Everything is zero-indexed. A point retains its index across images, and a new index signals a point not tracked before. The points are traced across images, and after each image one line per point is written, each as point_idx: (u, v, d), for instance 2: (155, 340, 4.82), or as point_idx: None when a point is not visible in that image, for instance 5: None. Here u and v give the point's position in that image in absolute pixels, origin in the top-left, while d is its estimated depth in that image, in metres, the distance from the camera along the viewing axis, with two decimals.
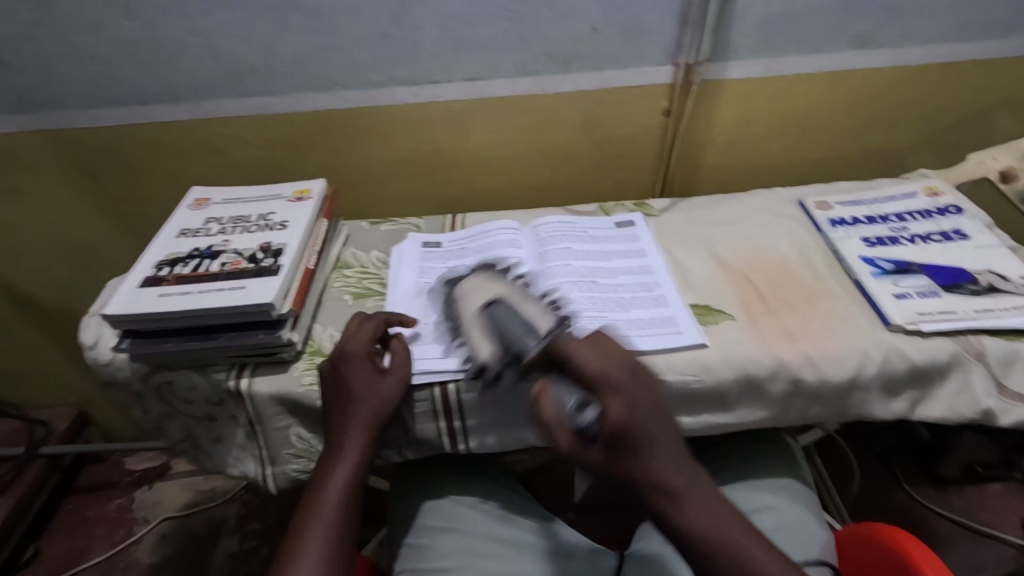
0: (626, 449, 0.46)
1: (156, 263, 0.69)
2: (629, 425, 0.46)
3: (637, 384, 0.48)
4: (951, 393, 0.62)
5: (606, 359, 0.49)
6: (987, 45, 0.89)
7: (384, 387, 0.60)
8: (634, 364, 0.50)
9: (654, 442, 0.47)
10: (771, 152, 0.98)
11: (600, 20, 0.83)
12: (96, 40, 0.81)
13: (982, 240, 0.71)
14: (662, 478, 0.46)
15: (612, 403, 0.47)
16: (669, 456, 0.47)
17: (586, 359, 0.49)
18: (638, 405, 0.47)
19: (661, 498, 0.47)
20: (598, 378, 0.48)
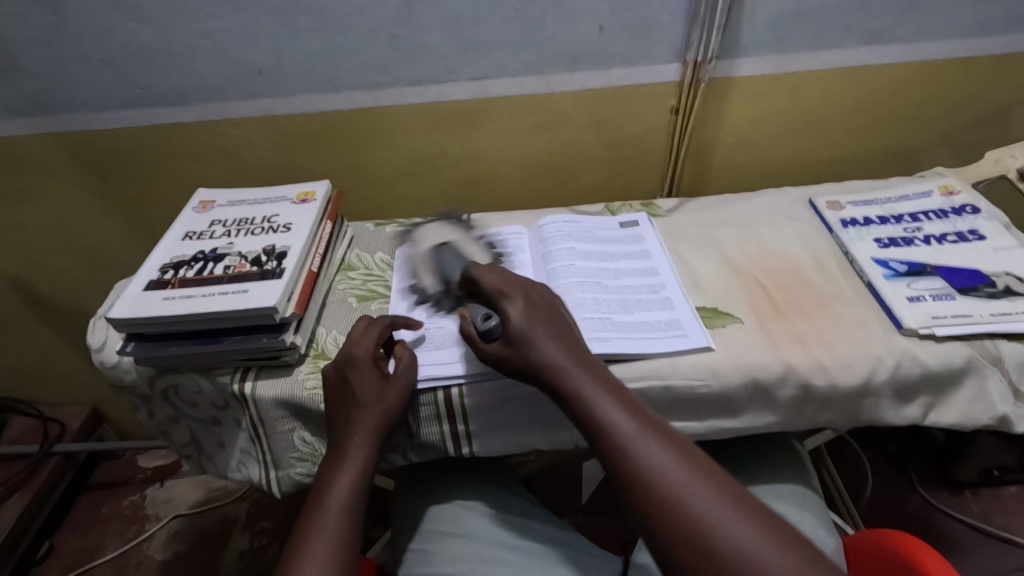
0: (518, 333, 0.54)
1: (161, 266, 0.69)
2: (524, 318, 0.55)
3: (533, 297, 0.58)
4: (967, 399, 0.60)
5: (504, 279, 0.59)
6: (1006, 39, 0.87)
7: (389, 394, 0.59)
8: (538, 308, 0.57)
9: (542, 333, 0.54)
10: (781, 150, 0.96)
11: (607, 18, 0.82)
12: (104, 43, 0.82)
13: (999, 240, 0.69)
14: (550, 359, 0.53)
15: (508, 304, 0.56)
16: (562, 345, 0.54)
17: (489, 281, 0.60)
18: (535, 314, 0.56)
19: (551, 375, 0.52)
20: (496, 291, 0.58)
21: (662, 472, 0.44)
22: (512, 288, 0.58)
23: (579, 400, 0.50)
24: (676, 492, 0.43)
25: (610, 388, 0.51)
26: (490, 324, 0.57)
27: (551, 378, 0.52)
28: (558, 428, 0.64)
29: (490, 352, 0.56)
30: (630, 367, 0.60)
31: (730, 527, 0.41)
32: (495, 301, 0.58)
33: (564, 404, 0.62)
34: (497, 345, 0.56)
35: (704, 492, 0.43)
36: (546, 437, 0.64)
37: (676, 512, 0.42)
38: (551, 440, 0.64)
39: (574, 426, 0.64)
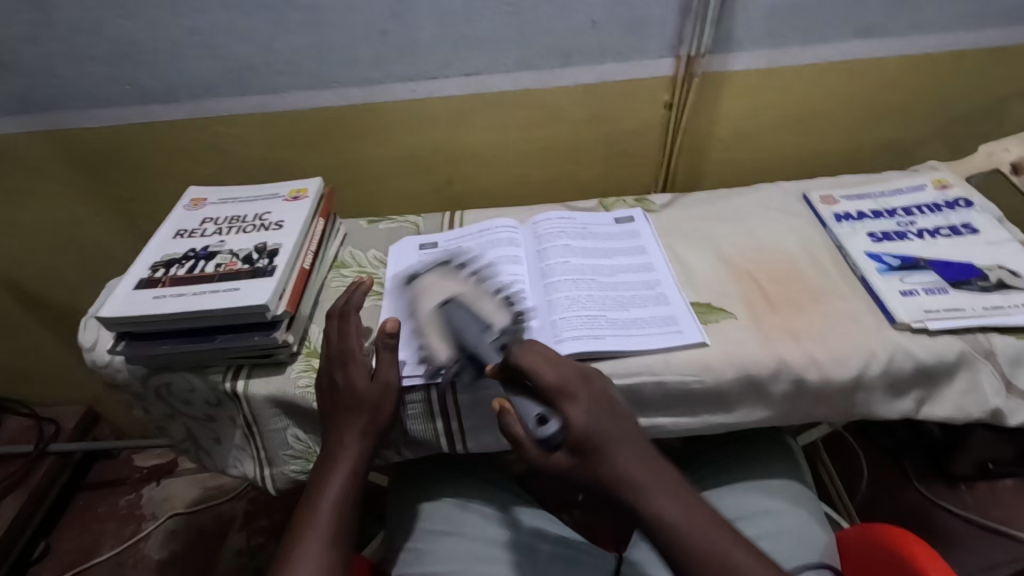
0: (592, 444, 0.48)
1: (153, 265, 0.69)
2: (591, 425, 0.49)
3: (590, 391, 0.51)
4: (959, 392, 0.60)
5: (558, 370, 0.52)
6: (1000, 32, 0.86)
7: (373, 392, 0.59)
8: (595, 402, 0.50)
9: (616, 440, 0.49)
10: (776, 144, 0.96)
11: (600, 12, 0.81)
12: (93, 41, 0.81)
13: (993, 234, 0.69)
14: (632, 475, 0.48)
15: (570, 407, 0.50)
16: (638, 459, 0.49)
17: (543, 372, 0.51)
18: (597, 416, 0.50)
19: (629, 496, 0.48)
20: (555, 385, 0.51)
21: None
22: (576, 387, 0.51)
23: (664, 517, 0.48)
24: None
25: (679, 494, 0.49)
26: (550, 430, 0.49)
27: (629, 494, 0.48)
28: None
29: (547, 463, 0.49)
30: (624, 362, 0.60)
31: None
32: (555, 397, 0.51)
33: None
34: (560, 455, 0.49)
35: None
36: None
37: None
38: None
39: None
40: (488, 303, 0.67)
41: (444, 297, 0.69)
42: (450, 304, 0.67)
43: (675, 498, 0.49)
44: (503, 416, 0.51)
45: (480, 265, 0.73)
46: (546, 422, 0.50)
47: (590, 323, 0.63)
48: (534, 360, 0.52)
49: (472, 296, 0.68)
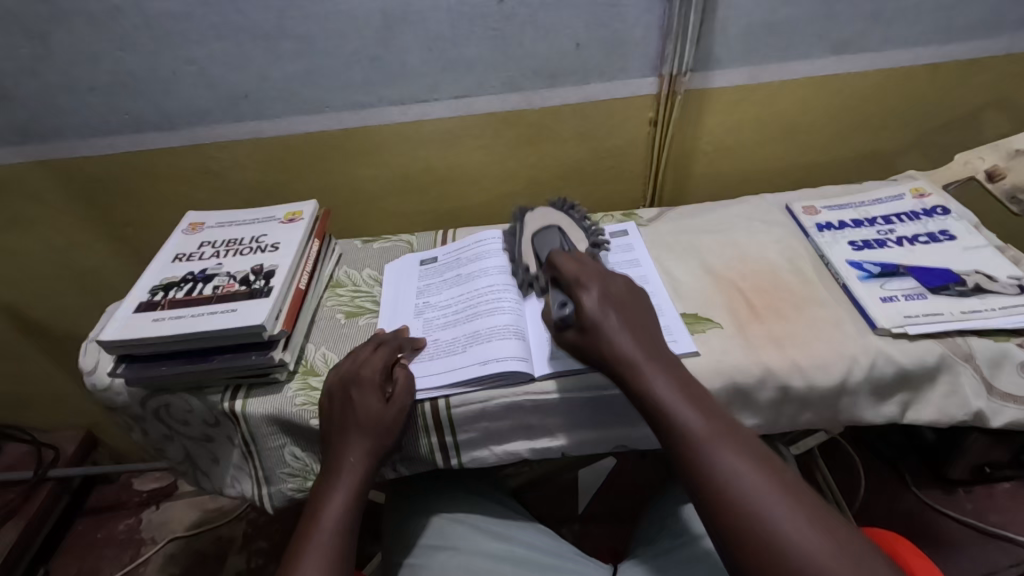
0: (635, 379, 0.54)
1: (151, 288, 0.71)
2: (599, 307, 0.58)
3: (604, 283, 0.60)
4: (941, 395, 0.61)
5: (580, 266, 0.61)
6: (972, 45, 0.89)
7: (387, 416, 0.60)
8: (609, 282, 0.61)
9: (624, 322, 0.57)
10: (760, 157, 0.98)
11: (583, 34, 0.84)
12: (93, 73, 0.84)
13: (969, 240, 0.71)
14: (623, 347, 0.55)
15: (585, 294, 0.58)
16: (644, 341, 0.56)
17: (568, 267, 0.61)
18: (608, 303, 0.58)
19: (629, 373, 0.54)
20: (576, 285, 0.60)
21: (737, 475, 0.46)
22: (590, 278, 0.60)
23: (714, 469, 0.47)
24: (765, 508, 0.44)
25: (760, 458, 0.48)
26: (567, 313, 0.59)
27: (629, 370, 0.54)
28: (545, 436, 0.65)
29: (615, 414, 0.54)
30: None
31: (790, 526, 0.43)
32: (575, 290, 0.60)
33: (551, 414, 0.63)
34: (570, 333, 0.59)
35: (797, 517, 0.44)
36: (533, 445, 0.65)
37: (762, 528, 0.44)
38: (539, 449, 0.65)
39: (560, 433, 0.65)
40: (577, 232, 0.75)
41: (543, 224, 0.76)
42: (546, 231, 0.74)
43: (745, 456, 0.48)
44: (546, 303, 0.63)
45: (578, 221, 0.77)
46: (565, 306, 0.60)
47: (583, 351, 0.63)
48: (563, 258, 0.62)
49: (523, 251, 0.74)
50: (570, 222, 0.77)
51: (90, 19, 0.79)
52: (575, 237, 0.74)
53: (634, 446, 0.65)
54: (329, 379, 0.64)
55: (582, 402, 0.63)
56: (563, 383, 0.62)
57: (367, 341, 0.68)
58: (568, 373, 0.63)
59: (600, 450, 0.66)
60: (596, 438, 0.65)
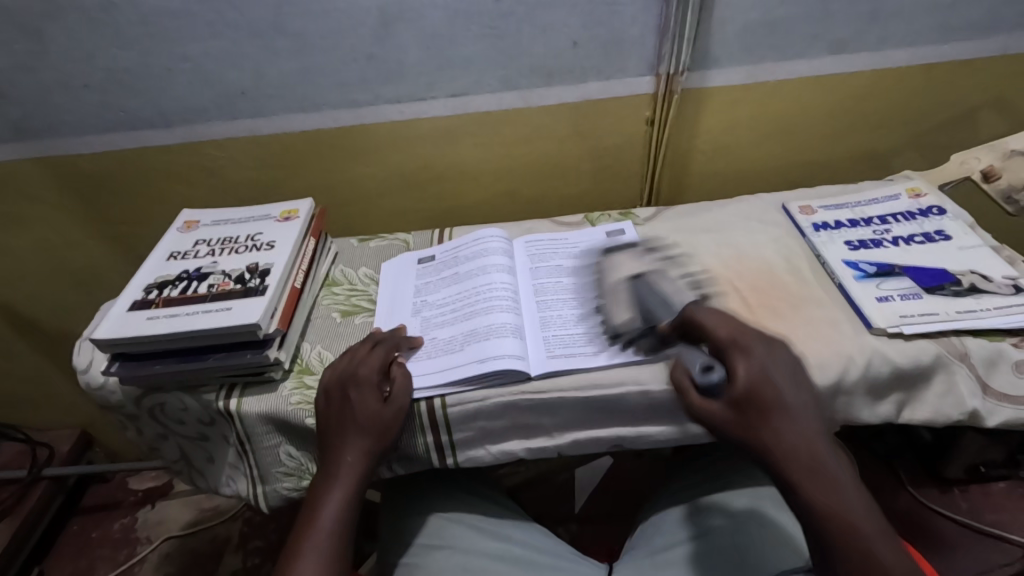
0: (790, 471, 0.51)
1: (146, 286, 0.70)
2: (754, 380, 0.54)
3: (764, 350, 0.57)
4: (936, 394, 0.61)
5: (732, 327, 0.59)
6: (967, 45, 0.89)
7: (385, 416, 0.60)
8: (778, 348, 0.58)
9: (785, 404, 0.54)
10: (756, 156, 0.98)
11: (580, 33, 0.84)
12: (88, 70, 0.83)
13: (965, 240, 0.71)
14: (786, 431, 0.52)
15: (741, 359, 0.56)
16: (804, 423, 0.53)
17: (716, 327, 0.59)
18: (767, 377, 0.55)
19: (788, 463, 0.52)
20: (725, 341, 0.58)
21: None
22: (751, 346, 0.57)
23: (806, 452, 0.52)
24: None
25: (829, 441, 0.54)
26: (714, 377, 0.56)
27: (787, 463, 0.52)
28: (541, 435, 0.65)
29: (707, 413, 0.55)
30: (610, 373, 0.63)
31: None
32: (724, 353, 0.58)
33: (547, 413, 0.63)
34: (715, 402, 0.55)
35: None
36: (529, 444, 0.65)
37: None
38: (535, 448, 0.65)
39: (556, 432, 0.65)
40: (673, 282, 0.71)
41: (633, 272, 0.73)
42: (637, 280, 0.71)
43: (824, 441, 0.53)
44: (675, 363, 0.60)
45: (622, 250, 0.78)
46: (711, 369, 0.57)
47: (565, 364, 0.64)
48: (712, 321, 0.60)
49: (613, 296, 0.70)
50: (642, 267, 0.74)
51: (85, 15, 0.78)
52: (671, 285, 0.71)
53: (630, 446, 0.65)
54: (324, 378, 0.63)
55: (578, 401, 0.63)
56: (559, 382, 0.62)
57: (364, 340, 0.68)
58: (564, 372, 0.63)
59: (596, 450, 0.66)
60: (592, 437, 0.65)
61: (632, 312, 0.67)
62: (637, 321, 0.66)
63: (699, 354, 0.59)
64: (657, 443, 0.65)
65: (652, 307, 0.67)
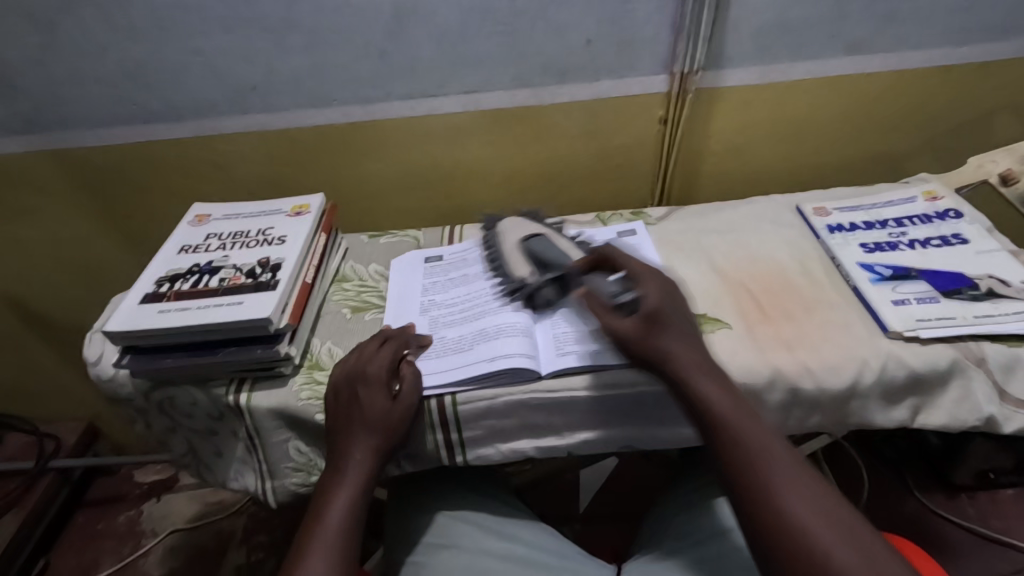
0: (682, 382, 0.54)
1: (157, 280, 0.70)
2: (657, 301, 0.58)
3: (664, 287, 0.62)
4: (953, 400, 0.61)
5: (643, 266, 0.63)
6: (985, 48, 0.88)
7: (392, 414, 0.60)
8: (668, 286, 0.62)
9: (673, 322, 0.57)
10: (769, 158, 0.97)
11: (594, 31, 0.83)
12: (100, 62, 0.83)
13: (982, 244, 0.70)
14: (671, 345, 0.56)
15: (645, 288, 0.60)
16: (693, 344, 0.56)
17: (629, 264, 0.64)
18: (665, 299, 0.60)
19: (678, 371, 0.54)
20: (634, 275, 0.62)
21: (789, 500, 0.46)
22: (649, 278, 0.62)
23: (765, 489, 0.47)
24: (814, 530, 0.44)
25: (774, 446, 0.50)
26: (624, 299, 0.61)
27: (676, 371, 0.54)
28: (551, 435, 0.64)
29: (613, 328, 0.58)
30: (623, 373, 0.62)
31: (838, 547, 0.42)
32: (633, 281, 0.62)
33: (558, 412, 0.63)
34: (621, 321, 0.58)
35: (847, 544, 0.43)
36: (539, 444, 0.65)
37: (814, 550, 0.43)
38: (545, 448, 0.65)
39: (566, 432, 0.64)
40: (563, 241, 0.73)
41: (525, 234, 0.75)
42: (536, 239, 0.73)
43: (792, 475, 0.47)
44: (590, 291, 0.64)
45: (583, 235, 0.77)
46: (621, 293, 0.62)
47: (555, 348, 0.65)
48: (624, 256, 0.65)
49: (508, 255, 0.73)
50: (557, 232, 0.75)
51: (100, 8, 0.78)
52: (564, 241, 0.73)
53: (641, 446, 0.65)
54: (334, 375, 0.63)
55: (589, 402, 0.62)
56: (570, 382, 0.62)
57: (372, 337, 0.68)
58: (575, 372, 0.63)
59: (607, 450, 0.66)
60: (603, 437, 0.64)
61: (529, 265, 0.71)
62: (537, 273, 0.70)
63: (609, 284, 0.64)
64: (668, 445, 0.64)
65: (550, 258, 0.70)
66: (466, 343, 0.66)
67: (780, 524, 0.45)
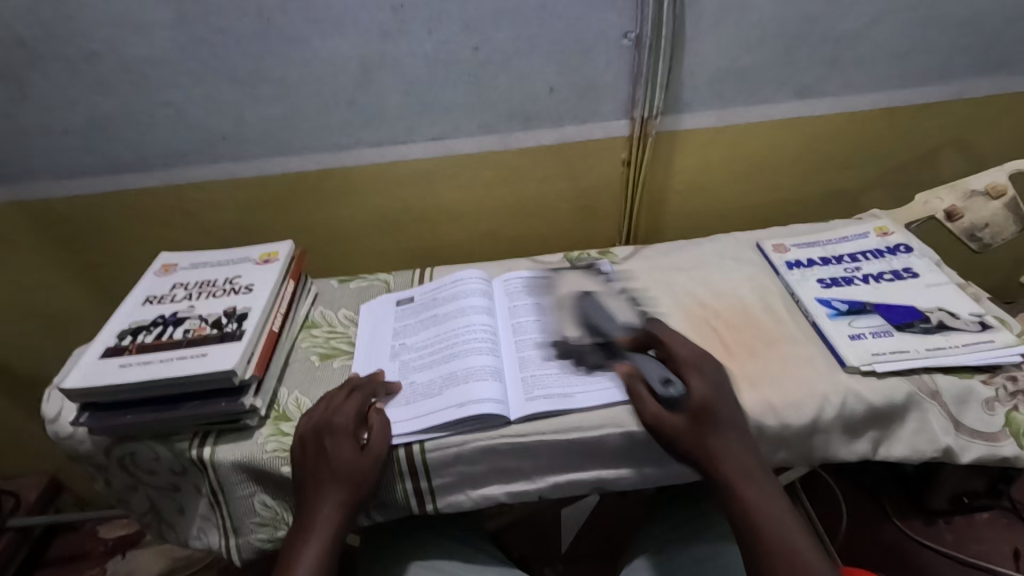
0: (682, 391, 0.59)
1: (119, 333, 0.69)
2: (707, 398, 0.58)
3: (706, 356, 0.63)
4: (911, 432, 0.62)
5: (696, 352, 0.63)
6: (925, 91, 0.94)
7: (361, 466, 0.59)
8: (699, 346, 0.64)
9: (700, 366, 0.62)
10: (731, 196, 1.01)
11: (556, 79, 0.86)
12: (68, 115, 0.83)
13: (932, 277, 0.73)
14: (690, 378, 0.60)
15: (695, 374, 0.61)
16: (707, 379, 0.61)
17: (682, 350, 0.63)
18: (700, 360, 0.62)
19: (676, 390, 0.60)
20: (688, 360, 0.62)
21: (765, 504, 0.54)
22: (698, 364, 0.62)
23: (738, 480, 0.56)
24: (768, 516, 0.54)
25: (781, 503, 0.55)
26: (673, 392, 0.60)
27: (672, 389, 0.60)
28: (522, 479, 0.64)
29: (657, 413, 0.59)
30: (591, 415, 0.63)
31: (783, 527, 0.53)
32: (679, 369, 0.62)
33: (529, 455, 0.63)
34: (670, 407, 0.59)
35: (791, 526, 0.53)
36: (510, 488, 0.64)
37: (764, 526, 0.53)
38: (516, 493, 0.64)
39: (537, 476, 0.64)
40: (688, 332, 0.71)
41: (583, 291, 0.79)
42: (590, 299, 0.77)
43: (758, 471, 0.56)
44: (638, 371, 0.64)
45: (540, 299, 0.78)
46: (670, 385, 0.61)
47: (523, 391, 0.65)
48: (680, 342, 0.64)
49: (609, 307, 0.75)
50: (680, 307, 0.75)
51: (67, 64, 0.79)
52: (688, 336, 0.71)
53: (612, 488, 0.65)
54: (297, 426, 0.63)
55: (558, 446, 0.62)
56: (538, 426, 0.62)
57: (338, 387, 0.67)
58: (544, 416, 0.63)
59: (579, 493, 0.65)
60: (574, 480, 0.64)
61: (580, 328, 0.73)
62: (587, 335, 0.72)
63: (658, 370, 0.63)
64: (640, 485, 0.65)
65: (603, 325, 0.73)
66: (436, 388, 0.66)
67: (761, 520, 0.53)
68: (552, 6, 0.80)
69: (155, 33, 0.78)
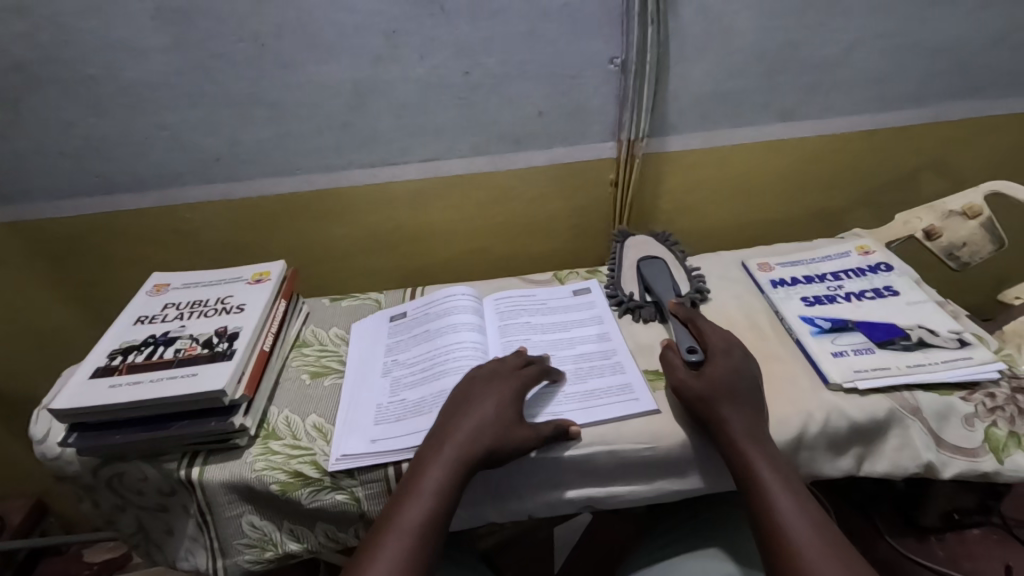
0: (711, 413, 0.60)
1: (109, 352, 0.69)
2: (726, 375, 0.62)
3: (742, 356, 0.66)
4: (893, 448, 0.63)
5: (726, 337, 0.68)
6: (902, 114, 0.96)
7: (491, 406, 0.61)
8: (740, 361, 0.65)
9: (739, 391, 0.62)
10: (717, 216, 1.03)
11: (545, 103, 0.89)
12: (63, 137, 0.85)
13: (912, 295, 0.75)
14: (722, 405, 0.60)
15: (721, 357, 0.65)
16: (740, 406, 0.60)
17: (713, 333, 0.68)
18: (738, 374, 0.63)
19: (708, 409, 0.60)
20: (716, 344, 0.66)
21: (791, 524, 0.53)
22: (725, 349, 0.66)
23: (771, 503, 0.55)
24: (800, 540, 0.52)
25: (820, 528, 0.52)
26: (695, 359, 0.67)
27: (703, 406, 0.61)
28: (512, 499, 0.64)
29: (685, 383, 0.63)
30: (579, 433, 0.63)
31: (812, 550, 0.51)
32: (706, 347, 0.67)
33: (517, 473, 0.63)
34: (691, 378, 0.63)
35: (820, 548, 0.51)
36: (499, 508, 0.64)
37: (792, 547, 0.52)
38: (506, 512, 0.64)
39: (526, 495, 0.64)
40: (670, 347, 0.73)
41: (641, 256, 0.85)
42: (657, 263, 0.83)
43: (796, 499, 0.55)
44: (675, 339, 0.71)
45: (527, 317, 0.79)
46: (694, 353, 0.68)
47: None
48: (712, 327, 0.69)
49: (628, 269, 0.83)
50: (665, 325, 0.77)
51: (64, 88, 0.81)
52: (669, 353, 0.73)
53: (601, 506, 0.65)
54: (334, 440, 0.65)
55: (546, 464, 0.63)
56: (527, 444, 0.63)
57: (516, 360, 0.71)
58: None
59: (568, 511, 0.65)
60: (563, 498, 0.64)
61: (637, 285, 0.81)
62: (643, 293, 0.80)
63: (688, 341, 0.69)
64: (629, 503, 0.65)
65: (661, 286, 0.80)
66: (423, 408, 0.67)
67: (789, 544, 0.52)
68: (540, 33, 0.83)
69: (153, 57, 0.79)
